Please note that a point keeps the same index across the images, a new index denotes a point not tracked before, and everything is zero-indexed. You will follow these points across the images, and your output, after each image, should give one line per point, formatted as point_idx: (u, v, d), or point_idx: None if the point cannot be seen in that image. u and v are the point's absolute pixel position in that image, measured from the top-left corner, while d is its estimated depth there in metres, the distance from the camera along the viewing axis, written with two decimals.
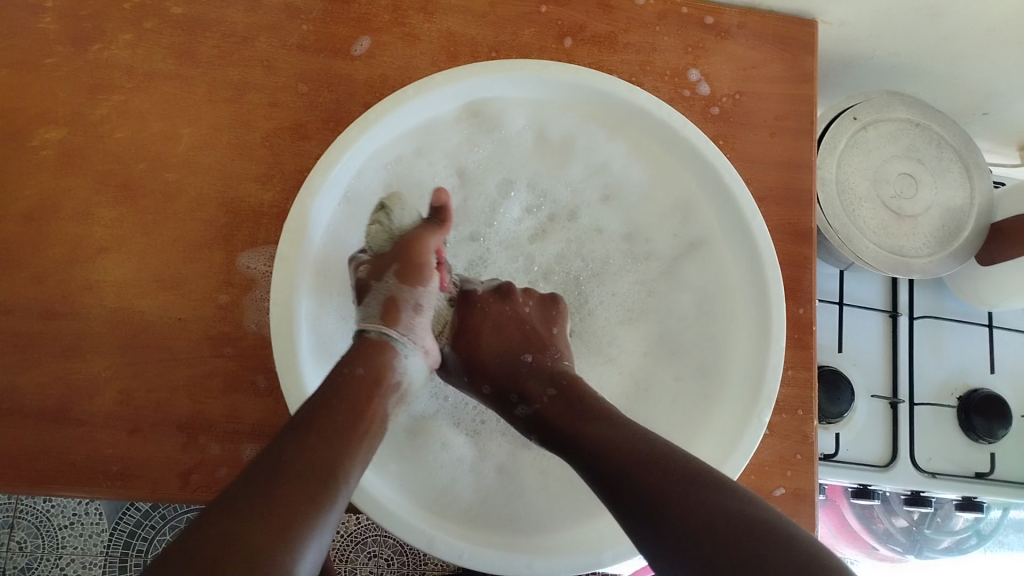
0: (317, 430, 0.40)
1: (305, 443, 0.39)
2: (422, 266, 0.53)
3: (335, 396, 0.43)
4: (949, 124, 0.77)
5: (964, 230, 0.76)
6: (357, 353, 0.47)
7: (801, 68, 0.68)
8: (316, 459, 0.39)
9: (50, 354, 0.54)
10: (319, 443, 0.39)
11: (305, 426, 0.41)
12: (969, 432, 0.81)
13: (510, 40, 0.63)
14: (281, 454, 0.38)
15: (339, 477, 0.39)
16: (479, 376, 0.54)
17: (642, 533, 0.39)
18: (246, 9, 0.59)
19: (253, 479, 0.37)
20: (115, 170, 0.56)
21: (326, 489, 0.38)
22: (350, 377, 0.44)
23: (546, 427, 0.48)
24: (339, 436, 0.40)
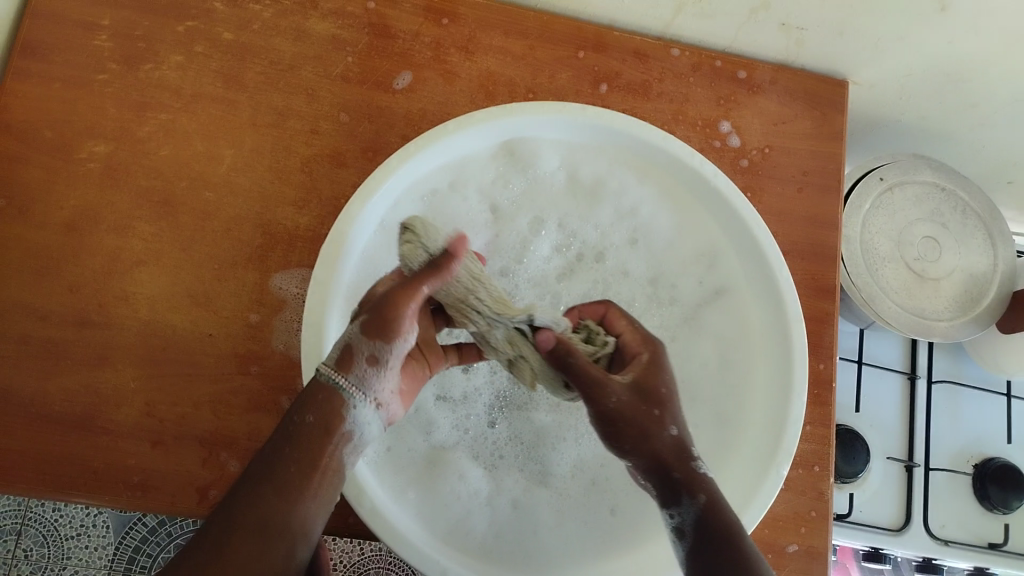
0: (281, 471, 0.41)
1: (266, 489, 0.41)
2: (388, 317, 0.43)
3: (314, 411, 0.43)
4: (975, 190, 0.78)
5: (986, 297, 0.76)
6: (320, 400, 0.43)
7: (830, 126, 0.69)
8: (274, 506, 0.40)
9: (78, 363, 0.55)
10: (282, 484, 0.41)
11: (279, 451, 0.42)
12: (984, 502, 0.80)
13: (547, 83, 0.65)
14: (241, 501, 0.40)
15: (299, 521, 0.41)
16: (672, 417, 0.47)
17: None
18: (294, 38, 0.61)
19: (209, 530, 0.40)
20: (157, 186, 0.58)
21: (284, 536, 0.40)
22: (318, 413, 0.43)
23: (715, 502, 0.44)
24: (302, 480, 0.42)
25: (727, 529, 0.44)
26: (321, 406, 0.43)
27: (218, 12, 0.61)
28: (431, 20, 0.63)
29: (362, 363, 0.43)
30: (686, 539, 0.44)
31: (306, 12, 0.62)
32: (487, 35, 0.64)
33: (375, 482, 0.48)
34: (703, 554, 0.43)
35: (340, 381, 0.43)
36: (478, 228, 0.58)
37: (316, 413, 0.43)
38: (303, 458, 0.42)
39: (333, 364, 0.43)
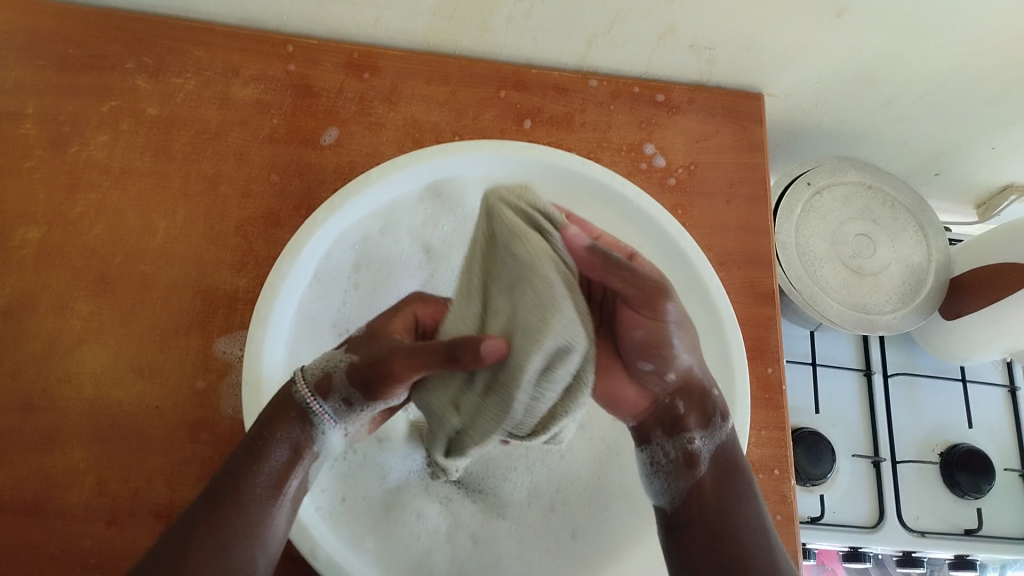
0: (243, 491, 0.42)
1: (229, 506, 0.42)
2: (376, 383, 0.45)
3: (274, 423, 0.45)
4: (898, 185, 0.81)
5: (924, 286, 0.78)
6: (291, 416, 0.45)
7: (750, 137, 0.71)
8: (235, 524, 0.41)
9: (25, 448, 0.54)
10: (243, 505, 0.42)
11: (242, 459, 0.44)
12: (953, 488, 0.80)
13: (472, 124, 0.66)
14: (201, 518, 0.41)
15: (261, 541, 0.42)
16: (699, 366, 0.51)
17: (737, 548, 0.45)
18: (219, 106, 0.63)
19: (169, 548, 0.40)
20: (93, 264, 0.58)
21: (244, 554, 0.41)
22: (284, 432, 0.45)
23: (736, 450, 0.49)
24: (263, 502, 0.43)
25: (738, 464, 0.49)
26: (294, 428, 0.45)
27: (141, 90, 0.62)
28: (352, 75, 0.65)
29: (338, 400, 0.47)
30: (708, 469, 0.48)
31: (228, 79, 0.63)
32: (409, 84, 0.66)
33: (331, 531, 0.48)
34: (727, 486, 0.47)
35: (318, 412, 0.46)
36: (412, 270, 0.60)
37: (284, 432, 0.45)
38: (266, 478, 0.43)
39: (313, 387, 0.46)
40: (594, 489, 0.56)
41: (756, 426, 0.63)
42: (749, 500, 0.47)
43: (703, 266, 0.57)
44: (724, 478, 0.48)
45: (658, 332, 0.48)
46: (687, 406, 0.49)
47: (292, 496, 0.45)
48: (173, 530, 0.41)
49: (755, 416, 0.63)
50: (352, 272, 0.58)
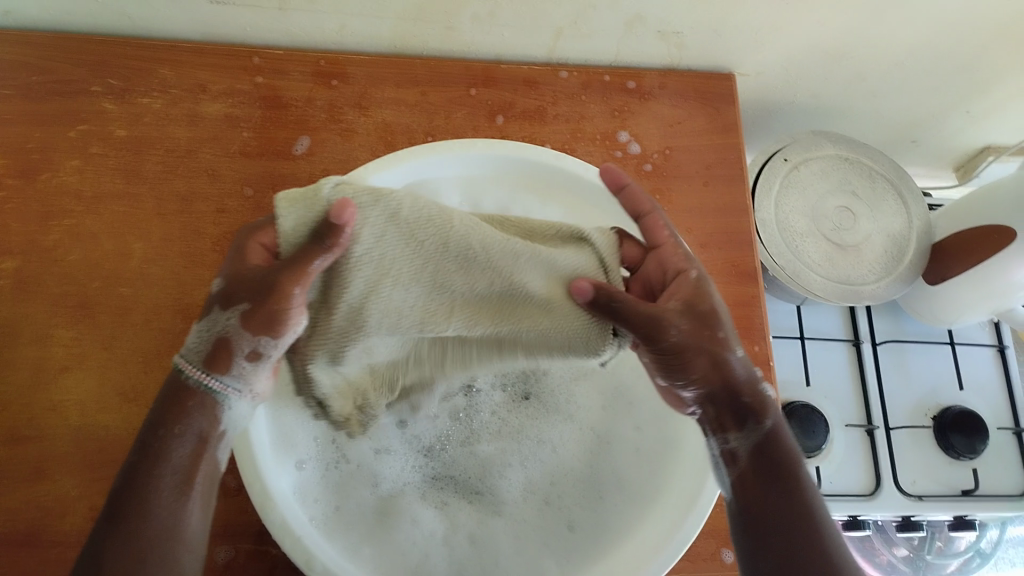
0: (149, 498, 0.42)
1: (136, 512, 0.42)
2: (274, 312, 0.43)
3: (168, 414, 0.44)
4: (875, 155, 0.81)
5: (907, 253, 0.79)
6: (188, 405, 0.44)
7: (724, 118, 0.71)
8: (149, 533, 0.42)
9: (14, 480, 0.53)
10: (152, 505, 0.42)
11: (149, 450, 0.43)
12: (949, 451, 0.81)
13: (444, 124, 0.66)
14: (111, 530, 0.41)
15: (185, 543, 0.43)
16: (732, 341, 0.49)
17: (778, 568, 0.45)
18: (189, 124, 0.62)
19: None
20: (72, 291, 0.58)
21: (163, 553, 0.42)
22: (181, 415, 0.44)
23: (776, 444, 0.48)
24: (168, 497, 0.43)
25: (784, 452, 0.48)
26: (193, 407, 0.44)
27: (109, 112, 0.62)
28: (320, 83, 0.65)
29: (242, 359, 0.45)
30: (750, 459, 0.48)
31: (196, 96, 0.63)
32: (379, 88, 0.65)
33: (327, 542, 0.48)
34: (763, 484, 0.47)
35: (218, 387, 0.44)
36: None
37: (186, 416, 0.44)
38: (173, 478, 0.43)
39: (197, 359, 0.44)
40: (585, 481, 0.57)
41: None
42: (796, 487, 0.47)
43: None
44: (771, 476, 0.47)
45: (711, 327, 0.48)
46: (738, 402, 0.49)
47: (202, 483, 0.45)
48: (87, 549, 0.41)
49: None
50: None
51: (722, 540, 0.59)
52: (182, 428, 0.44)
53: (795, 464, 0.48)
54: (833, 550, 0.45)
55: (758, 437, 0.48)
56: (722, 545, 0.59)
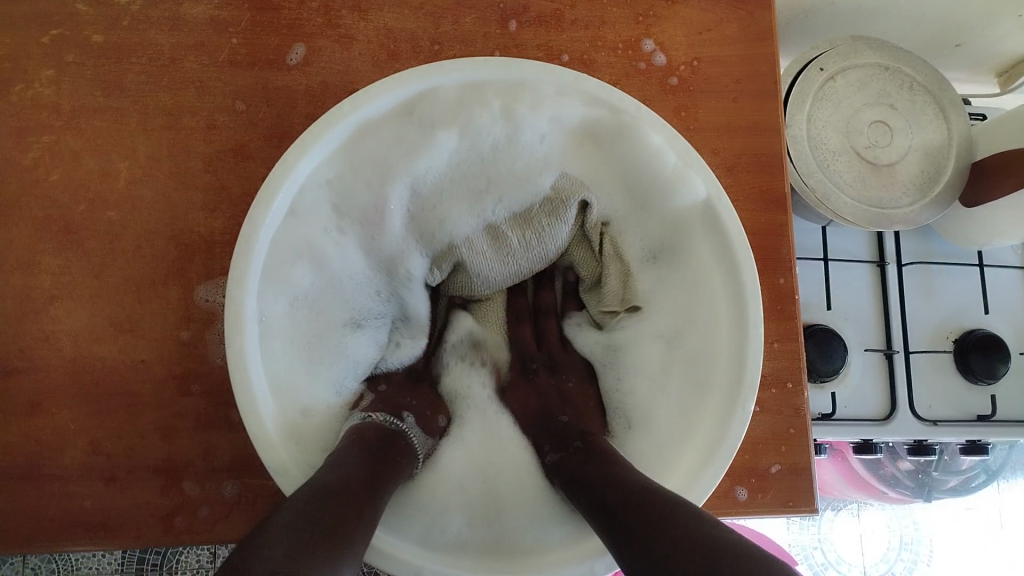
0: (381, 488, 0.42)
1: (360, 509, 0.39)
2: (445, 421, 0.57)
3: (393, 436, 0.48)
4: (919, 64, 0.75)
5: (944, 173, 0.74)
6: (403, 448, 0.48)
7: (759, 25, 0.65)
8: (377, 512, 0.40)
9: (9, 415, 0.52)
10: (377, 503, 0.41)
11: (366, 441, 0.46)
12: (967, 375, 0.79)
13: (452, 30, 0.60)
14: (315, 501, 0.37)
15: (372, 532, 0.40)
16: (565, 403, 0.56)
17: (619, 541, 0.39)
18: (171, 28, 0.57)
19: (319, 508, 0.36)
20: (55, 215, 0.54)
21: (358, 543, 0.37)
22: (400, 463, 0.47)
23: (566, 470, 0.49)
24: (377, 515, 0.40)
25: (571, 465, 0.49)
26: (405, 452, 0.48)
27: (83, 14, 0.56)
28: None
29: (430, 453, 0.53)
30: (596, 484, 0.45)
31: None
32: None
33: None
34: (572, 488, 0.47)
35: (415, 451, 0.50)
36: (384, 207, 0.53)
37: (404, 462, 0.47)
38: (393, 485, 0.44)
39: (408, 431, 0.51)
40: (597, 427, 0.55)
41: (769, 338, 0.61)
42: (639, 488, 0.42)
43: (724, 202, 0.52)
44: (625, 496, 0.42)
45: (568, 395, 0.57)
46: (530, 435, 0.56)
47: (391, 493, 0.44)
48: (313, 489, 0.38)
49: (766, 328, 0.61)
50: (333, 214, 0.52)
51: (737, 479, 0.59)
52: (399, 449, 0.48)
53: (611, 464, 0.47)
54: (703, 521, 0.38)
55: (587, 463, 0.48)
56: (736, 483, 0.58)
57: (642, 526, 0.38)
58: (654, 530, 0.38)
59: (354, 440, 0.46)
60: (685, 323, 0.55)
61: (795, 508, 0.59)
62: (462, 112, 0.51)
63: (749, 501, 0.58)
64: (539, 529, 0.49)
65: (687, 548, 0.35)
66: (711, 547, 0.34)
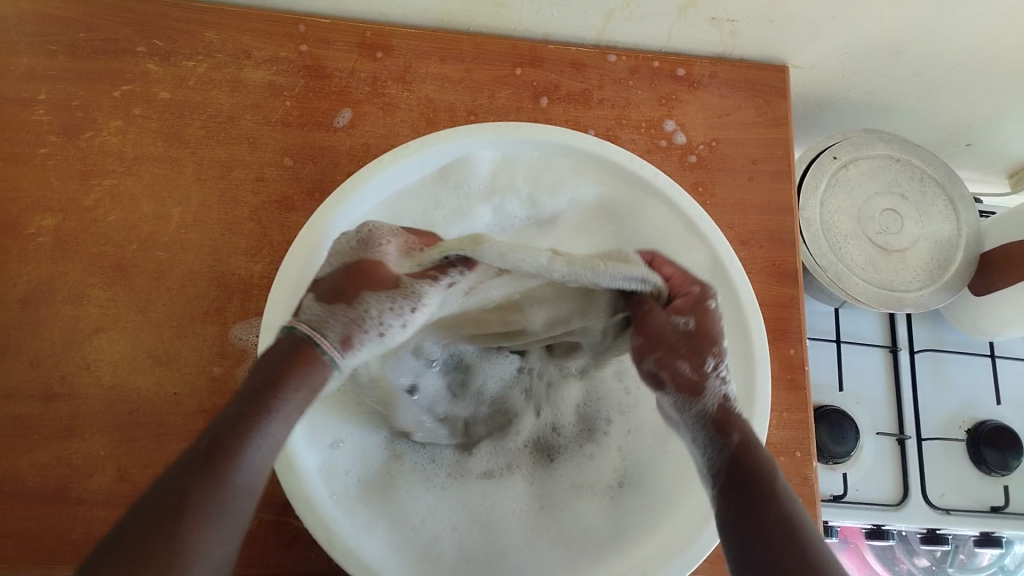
0: (236, 430, 0.37)
1: (231, 465, 0.36)
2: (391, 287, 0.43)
3: (276, 354, 0.40)
4: (929, 157, 0.79)
5: (954, 261, 0.76)
6: (293, 365, 0.39)
7: (774, 112, 0.69)
8: (233, 468, 0.36)
9: (45, 437, 0.54)
10: (240, 450, 0.37)
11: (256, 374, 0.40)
12: (981, 466, 0.79)
13: (487, 103, 0.65)
14: (192, 480, 0.36)
15: (243, 477, 0.37)
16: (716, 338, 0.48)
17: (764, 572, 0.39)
18: (231, 90, 0.62)
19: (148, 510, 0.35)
20: (108, 252, 0.58)
21: (241, 513, 0.37)
22: (292, 368, 0.39)
23: (741, 450, 0.44)
24: (276, 443, 0.39)
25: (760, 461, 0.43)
26: (302, 360, 0.40)
27: (152, 73, 0.62)
28: (364, 55, 0.64)
29: (345, 342, 0.41)
30: (733, 441, 0.44)
31: (240, 62, 0.62)
32: (423, 62, 0.64)
33: (341, 515, 0.49)
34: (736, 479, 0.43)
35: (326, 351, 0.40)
36: None
37: (302, 366, 0.40)
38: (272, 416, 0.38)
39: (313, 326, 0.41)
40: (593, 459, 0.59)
41: (779, 407, 0.62)
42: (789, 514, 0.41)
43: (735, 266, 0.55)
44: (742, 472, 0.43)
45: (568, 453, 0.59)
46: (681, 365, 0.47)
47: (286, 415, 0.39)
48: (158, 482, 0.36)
49: (777, 397, 0.62)
50: None
51: None
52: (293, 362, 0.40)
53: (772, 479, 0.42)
54: (808, 534, 0.40)
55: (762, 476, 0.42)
56: None
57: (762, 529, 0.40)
58: None
59: (255, 370, 0.40)
60: None
61: None
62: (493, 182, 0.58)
63: None
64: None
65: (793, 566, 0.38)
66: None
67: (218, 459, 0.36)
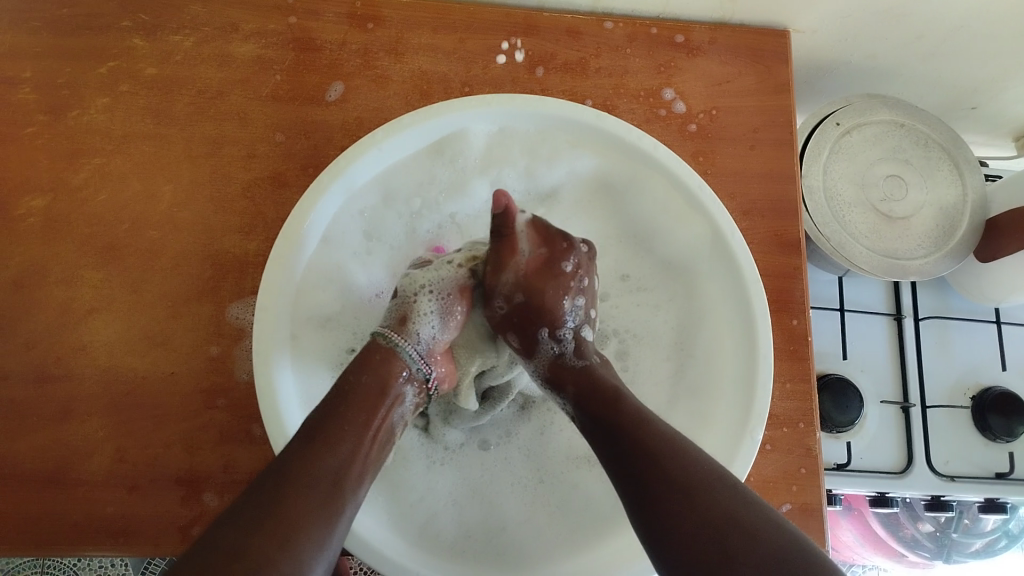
0: (335, 430, 0.43)
1: (327, 458, 0.41)
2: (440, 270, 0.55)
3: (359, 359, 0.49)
4: (934, 122, 0.77)
5: (959, 227, 0.75)
6: (374, 370, 0.48)
7: (776, 78, 0.67)
8: (332, 464, 0.41)
9: (42, 419, 0.54)
10: (341, 451, 0.42)
11: (346, 387, 0.46)
12: (986, 433, 0.78)
13: (481, 74, 0.63)
14: (297, 460, 0.41)
15: (345, 479, 0.42)
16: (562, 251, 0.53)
17: (631, 488, 0.42)
18: (219, 64, 0.61)
19: (263, 484, 0.39)
20: (99, 232, 0.57)
21: (337, 504, 0.40)
22: (385, 366, 0.49)
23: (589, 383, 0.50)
24: (365, 459, 0.44)
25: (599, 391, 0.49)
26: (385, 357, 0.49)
27: (139, 49, 0.60)
28: (355, 26, 0.62)
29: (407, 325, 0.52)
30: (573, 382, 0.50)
31: (227, 35, 0.61)
32: (415, 33, 0.63)
33: None
34: (592, 409, 0.48)
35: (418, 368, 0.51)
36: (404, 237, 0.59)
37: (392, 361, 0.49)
38: (353, 418, 0.44)
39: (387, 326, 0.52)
40: None
41: (781, 379, 0.62)
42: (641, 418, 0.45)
43: (738, 238, 0.53)
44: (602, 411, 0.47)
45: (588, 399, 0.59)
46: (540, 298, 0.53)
47: (375, 440, 0.45)
48: (268, 466, 0.41)
49: (779, 368, 0.62)
50: (363, 244, 0.57)
51: None
52: (385, 359, 0.49)
53: (614, 399, 0.47)
54: (655, 422, 0.45)
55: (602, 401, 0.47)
56: None
57: (641, 451, 0.43)
58: (679, 485, 0.40)
59: (350, 373, 0.47)
60: (689, 357, 0.59)
61: None
62: (488, 157, 0.57)
63: None
64: (537, 555, 0.52)
65: (675, 470, 0.41)
66: (711, 479, 0.40)
67: (325, 449, 0.42)
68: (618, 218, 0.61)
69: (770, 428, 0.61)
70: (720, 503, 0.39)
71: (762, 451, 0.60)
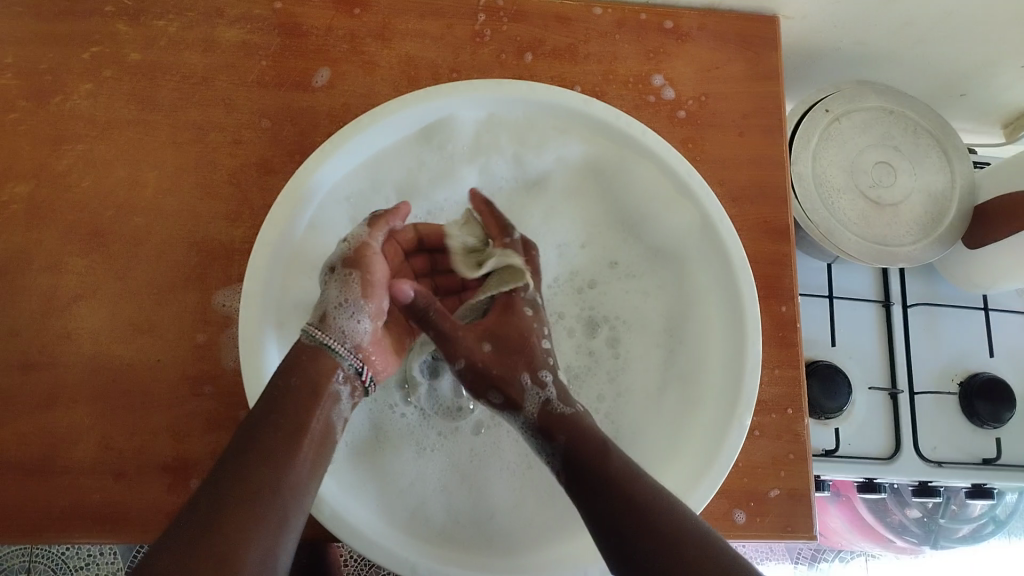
0: (269, 443, 0.42)
1: (260, 475, 0.41)
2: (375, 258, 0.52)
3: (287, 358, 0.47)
4: (924, 109, 0.77)
5: (947, 215, 0.75)
6: (301, 370, 0.46)
7: (765, 64, 0.67)
8: (267, 480, 0.41)
9: (27, 407, 0.54)
10: (277, 464, 0.42)
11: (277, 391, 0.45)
12: (973, 418, 0.78)
13: (469, 60, 0.63)
14: (229, 481, 0.40)
15: (284, 492, 0.41)
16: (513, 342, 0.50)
17: (616, 552, 0.41)
18: (204, 50, 0.60)
19: (194, 512, 0.39)
20: (84, 219, 0.57)
21: (275, 522, 0.40)
22: (312, 364, 0.47)
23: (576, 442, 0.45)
24: (303, 467, 0.43)
25: (587, 448, 0.45)
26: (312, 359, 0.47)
27: (122, 34, 0.60)
28: (341, 11, 0.61)
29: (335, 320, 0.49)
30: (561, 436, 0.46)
31: (212, 20, 0.60)
32: (402, 18, 0.62)
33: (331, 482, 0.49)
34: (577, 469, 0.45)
35: (349, 364, 0.48)
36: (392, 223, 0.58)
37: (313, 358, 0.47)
38: (288, 425, 0.43)
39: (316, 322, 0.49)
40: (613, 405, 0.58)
41: (770, 365, 0.62)
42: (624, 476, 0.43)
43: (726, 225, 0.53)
44: (586, 463, 0.44)
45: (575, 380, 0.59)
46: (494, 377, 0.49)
47: (313, 444, 0.44)
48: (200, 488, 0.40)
49: (768, 355, 0.62)
50: (351, 231, 0.57)
51: (735, 501, 0.59)
52: (311, 358, 0.47)
53: (602, 457, 0.44)
54: (638, 480, 0.43)
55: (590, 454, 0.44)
56: (735, 506, 0.59)
57: (622, 520, 0.41)
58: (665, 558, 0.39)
59: (279, 374, 0.46)
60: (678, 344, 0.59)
61: (793, 534, 0.59)
62: (476, 143, 0.57)
63: (747, 524, 0.58)
64: (524, 544, 0.52)
65: (654, 546, 0.39)
66: (698, 546, 0.39)
67: (258, 463, 0.41)
68: (607, 205, 0.61)
69: (758, 415, 0.61)
70: (700, 574, 0.38)
71: (751, 437, 0.60)
